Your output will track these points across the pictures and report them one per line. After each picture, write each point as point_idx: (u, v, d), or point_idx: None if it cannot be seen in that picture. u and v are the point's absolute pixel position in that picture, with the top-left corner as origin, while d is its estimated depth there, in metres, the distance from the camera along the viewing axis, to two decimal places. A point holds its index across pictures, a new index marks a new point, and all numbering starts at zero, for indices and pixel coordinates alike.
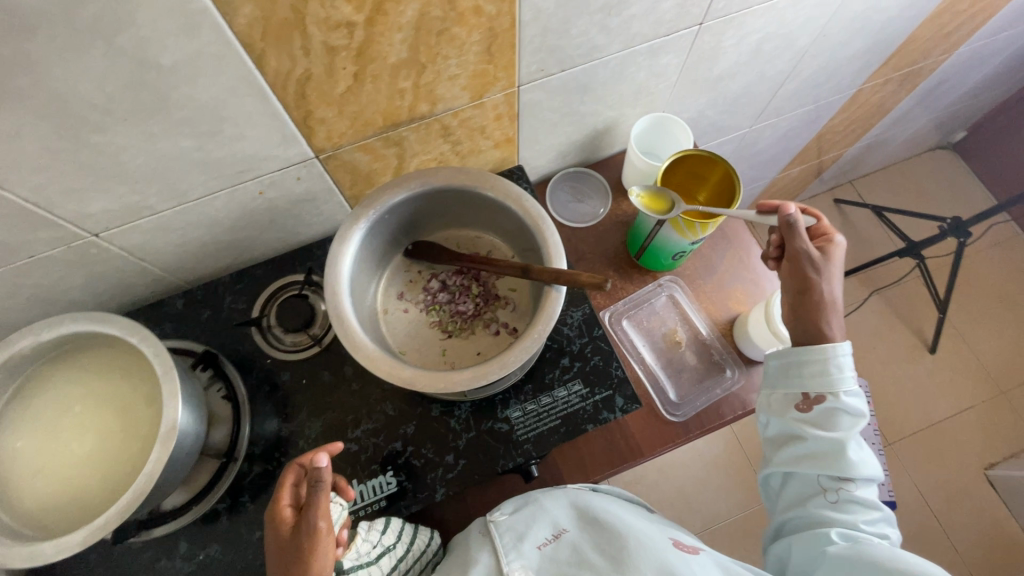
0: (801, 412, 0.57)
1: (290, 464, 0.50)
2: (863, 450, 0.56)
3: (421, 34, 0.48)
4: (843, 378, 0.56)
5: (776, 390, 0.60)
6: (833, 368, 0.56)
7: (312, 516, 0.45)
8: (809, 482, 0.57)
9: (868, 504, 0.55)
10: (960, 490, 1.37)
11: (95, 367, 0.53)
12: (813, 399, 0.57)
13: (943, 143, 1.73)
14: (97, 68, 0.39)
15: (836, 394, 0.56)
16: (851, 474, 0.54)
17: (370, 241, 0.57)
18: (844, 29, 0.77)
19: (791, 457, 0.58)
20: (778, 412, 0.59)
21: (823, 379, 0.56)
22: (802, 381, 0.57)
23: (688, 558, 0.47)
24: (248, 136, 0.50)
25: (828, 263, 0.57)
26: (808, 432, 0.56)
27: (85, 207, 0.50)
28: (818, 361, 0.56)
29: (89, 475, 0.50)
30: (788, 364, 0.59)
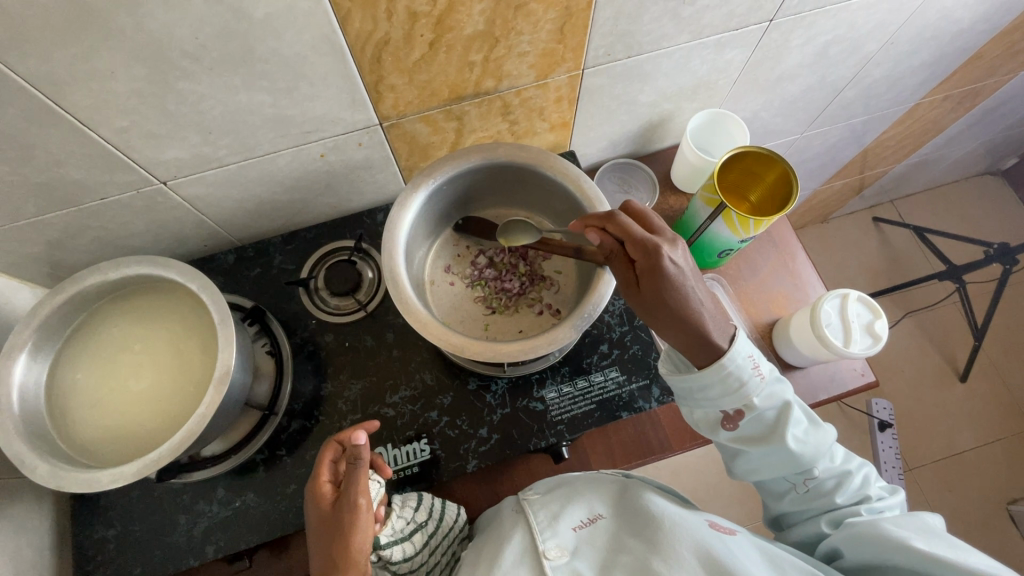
0: (731, 432, 0.53)
1: (327, 441, 0.51)
2: (807, 432, 0.52)
3: (500, 7, 0.48)
4: (747, 383, 0.51)
5: (694, 414, 0.54)
6: (734, 380, 0.50)
7: (351, 491, 0.47)
8: (776, 481, 0.55)
9: (838, 475, 0.52)
10: (978, 522, 1.34)
11: (157, 310, 0.56)
12: (734, 415, 0.52)
13: (992, 169, 1.69)
14: (194, 15, 0.40)
15: (749, 401, 0.51)
16: (807, 466, 0.52)
17: (426, 211, 0.59)
18: (913, 38, 0.75)
19: (747, 472, 0.55)
20: (708, 434, 0.55)
21: (732, 391, 0.51)
22: (717, 403, 0.52)
23: (726, 538, 0.47)
24: (320, 96, 0.51)
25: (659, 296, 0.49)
26: (746, 446, 0.53)
27: (159, 154, 0.52)
28: (716, 380, 0.50)
29: (145, 413, 0.52)
30: (688, 389, 0.53)
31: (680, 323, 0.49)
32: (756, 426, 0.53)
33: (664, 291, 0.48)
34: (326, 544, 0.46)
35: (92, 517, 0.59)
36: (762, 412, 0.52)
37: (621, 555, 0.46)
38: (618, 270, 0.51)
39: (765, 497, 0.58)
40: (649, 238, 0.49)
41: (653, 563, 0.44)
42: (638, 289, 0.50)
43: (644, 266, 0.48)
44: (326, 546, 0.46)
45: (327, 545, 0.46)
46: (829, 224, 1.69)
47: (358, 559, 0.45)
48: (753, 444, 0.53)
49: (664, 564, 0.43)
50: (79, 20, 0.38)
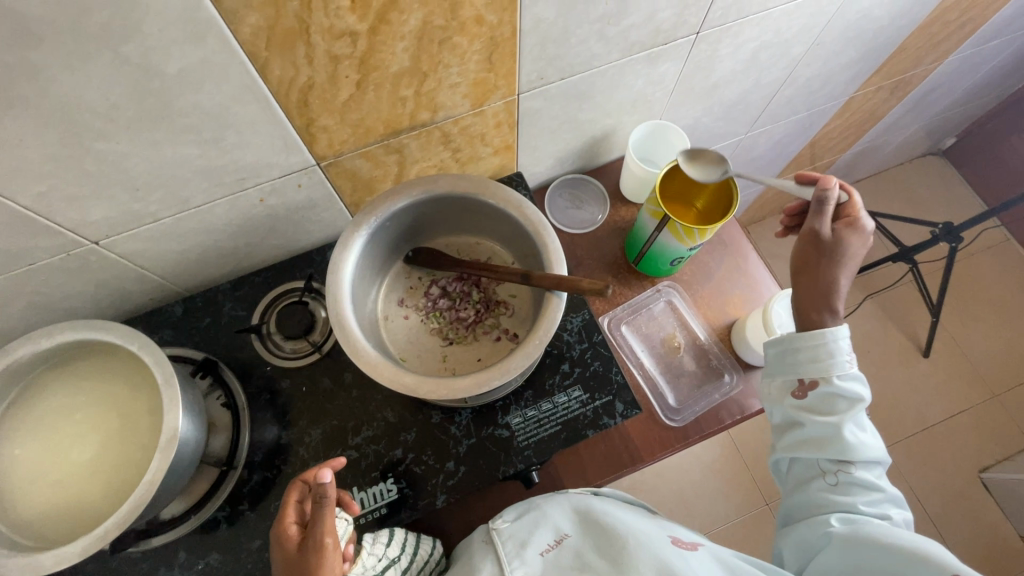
0: (797, 399, 0.57)
1: (292, 482, 0.51)
2: (863, 432, 0.55)
3: (423, 43, 0.48)
4: (837, 363, 0.55)
5: (773, 379, 0.59)
6: (825, 354, 0.55)
7: (316, 533, 0.45)
8: (809, 466, 0.56)
9: (871, 485, 0.53)
10: (954, 492, 1.38)
11: (99, 373, 0.53)
12: (809, 385, 0.56)
13: (934, 149, 1.76)
14: (103, 76, 0.39)
15: (829, 378, 0.55)
16: (847, 456, 0.54)
17: (372, 248, 0.58)
18: (837, 37, 0.78)
19: (790, 445, 0.57)
20: (776, 399, 0.59)
21: (817, 363, 0.56)
22: (797, 367, 0.57)
23: (687, 555, 0.47)
24: (250, 143, 0.50)
25: (837, 243, 0.57)
26: (803, 417, 0.56)
27: (86, 214, 0.50)
28: (810, 349, 0.56)
29: (90, 485, 0.49)
30: (783, 350, 0.58)
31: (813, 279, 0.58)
32: (823, 406, 0.55)
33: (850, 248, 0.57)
34: None
35: None
36: (836, 397, 0.55)
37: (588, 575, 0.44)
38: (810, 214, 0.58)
39: (789, 489, 0.59)
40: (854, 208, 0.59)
41: None
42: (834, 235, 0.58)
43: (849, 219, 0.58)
44: None
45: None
46: None
47: None
48: (813, 416, 0.55)
49: None
50: None
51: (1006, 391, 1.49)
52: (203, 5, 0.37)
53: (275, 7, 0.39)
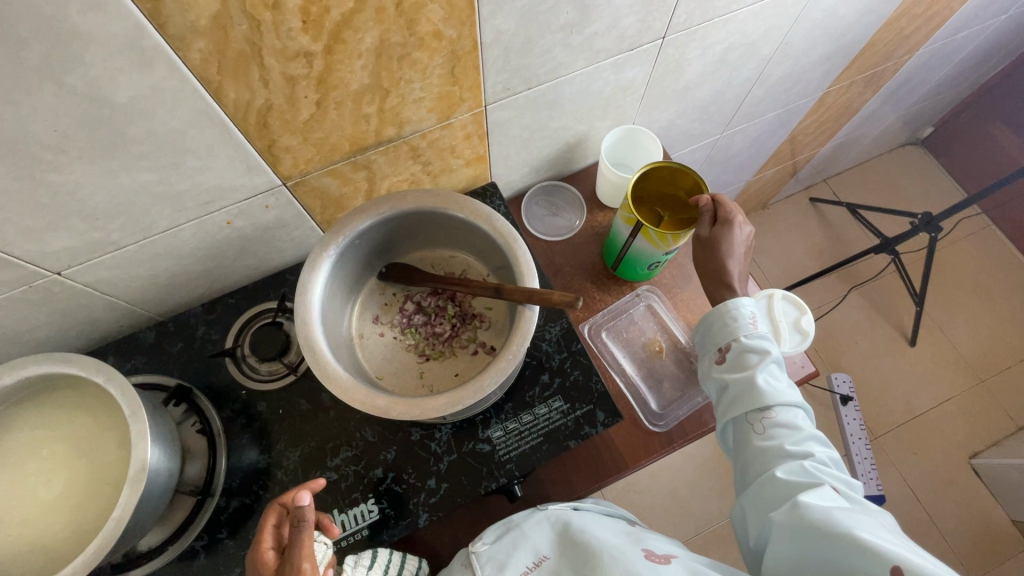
0: (719, 365, 0.59)
1: (270, 504, 0.50)
2: (778, 380, 0.56)
3: (383, 60, 0.48)
4: (741, 324, 0.59)
5: (702, 357, 0.62)
6: (730, 318, 0.60)
7: (293, 557, 0.44)
8: (741, 426, 0.56)
9: (795, 427, 0.53)
10: (945, 479, 1.39)
11: (64, 406, 0.52)
12: (725, 350, 0.60)
13: (912, 139, 1.78)
14: (49, 108, 0.38)
15: (737, 336, 0.58)
16: (766, 401, 0.54)
17: (342, 268, 0.57)
18: (806, 36, 0.78)
19: (723, 410, 0.58)
20: (705, 373, 0.61)
21: (726, 325, 0.60)
22: (714, 337, 0.61)
23: (659, 569, 0.47)
24: (211, 167, 0.50)
25: (715, 240, 0.61)
26: (725, 376, 0.58)
27: (45, 246, 0.49)
28: (719, 317, 0.60)
29: (58, 522, 0.48)
30: (705, 328, 0.62)
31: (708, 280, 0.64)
32: (740, 364, 0.58)
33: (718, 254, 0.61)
34: None
35: None
36: (748, 350, 0.57)
37: None
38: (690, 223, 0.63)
39: (736, 462, 0.57)
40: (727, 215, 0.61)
41: None
42: (712, 234, 0.61)
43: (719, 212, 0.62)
44: None
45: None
46: (770, 210, 1.74)
47: None
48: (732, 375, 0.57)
49: None
50: None
51: (992, 376, 1.51)
52: (147, 33, 0.36)
53: (223, 31, 0.39)
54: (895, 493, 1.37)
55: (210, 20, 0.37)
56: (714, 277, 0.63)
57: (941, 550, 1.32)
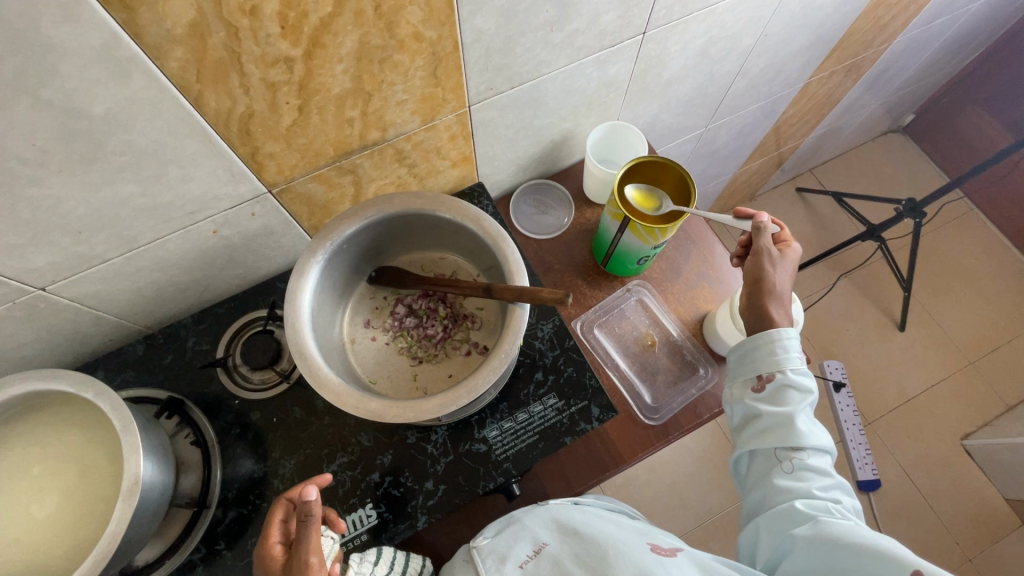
0: (755, 394, 0.58)
1: (277, 499, 0.50)
2: (811, 422, 0.57)
3: (364, 64, 0.48)
4: (789, 357, 0.57)
5: (733, 379, 0.60)
6: (778, 349, 0.57)
7: (301, 551, 0.44)
8: (767, 458, 0.56)
9: (823, 471, 0.54)
10: (938, 461, 1.41)
11: (50, 425, 0.51)
12: (766, 378, 0.57)
13: (894, 127, 1.80)
14: (26, 122, 0.37)
15: (782, 369, 0.56)
16: (801, 443, 0.54)
17: (331, 272, 0.57)
18: (785, 27, 0.79)
19: (750, 437, 0.57)
20: (737, 395, 0.59)
21: (771, 357, 0.57)
22: (754, 364, 0.58)
23: (665, 560, 0.47)
24: (194, 177, 0.49)
25: (782, 263, 0.60)
26: (762, 408, 0.57)
27: (27, 262, 0.48)
28: (764, 344, 0.57)
29: (52, 541, 0.48)
30: (743, 351, 0.60)
31: (762, 288, 0.58)
32: (779, 399, 0.56)
33: (780, 269, 0.59)
34: None
35: None
36: (790, 388, 0.56)
37: None
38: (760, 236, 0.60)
39: (750, 484, 0.58)
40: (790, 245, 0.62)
41: None
42: (782, 257, 0.60)
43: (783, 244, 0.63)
44: None
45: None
46: (758, 201, 1.75)
47: None
48: (769, 409, 0.56)
49: None
50: None
51: (981, 358, 1.53)
52: (123, 42, 0.36)
53: (200, 38, 0.38)
54: (890, 477, 1.39)
55: (186, 28, 0.37)
56: (769, 290, 0.58)
57: (938, 531, 1.33)
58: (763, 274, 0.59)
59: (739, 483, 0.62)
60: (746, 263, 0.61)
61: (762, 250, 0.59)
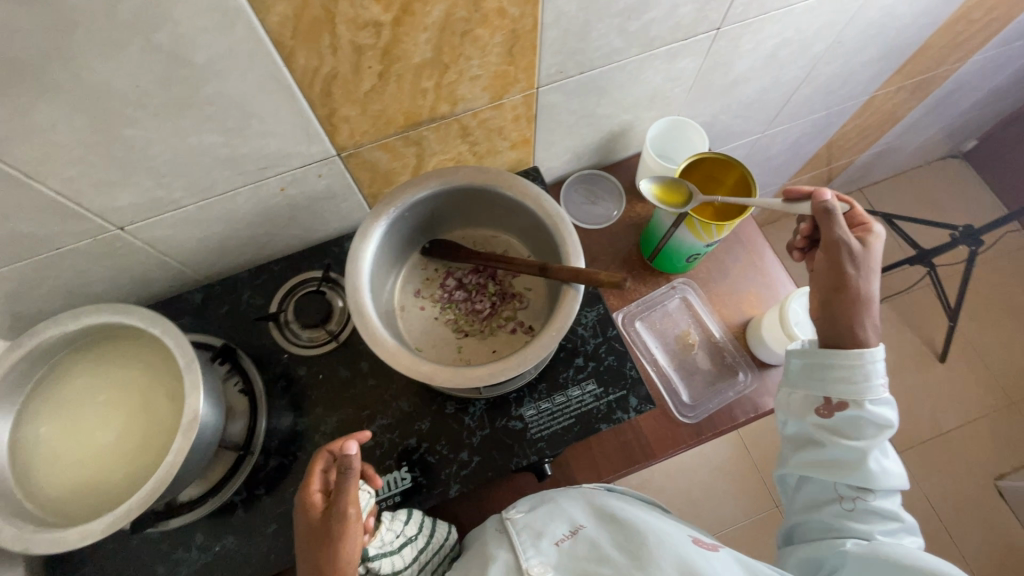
0: (823, 418, 0.56)
1: (319, 450, 0.50)
2: (884, 459, 0.55)
3: (446, 35, 0.49)
4: (870, 387, 0.54)
5: (797, 394, 0.58)
6: (859, 376, 0.54)
7: (340, 502, 0.46)
8: (825, 487, 0.57)
9: (888, 513, 0.54)
10: (968, 499, 1.36)
11: (118, 357, 0.54)
12: (837, 405, 0.55)
13: (954, 152, 1.73)
14: (134, 64, 0.40)
15: (859, 399, 0.54)
16: (867, 484, 0.54)
17: (390, 238, 0.58)
18: (860, 35, 0.77)
19: (810, 463, 0.57)
20: (801, 414, 0.58)
21: (849, 384, 0.54)
22: (826, 386, 0.56)
23: (708, 554, 0.48)
24: (273, 133, 0.51)
25: (866, 257, 0.54)
26: (829, 438, 0.55)
27: (112, 200, 0.51)
28: (843, 366, 0.54)
29: (112, 466, 0.51)
30: (811, 368, 0.57)
31: (847, 295, 0.54)
32: (850, 428, 0.55)
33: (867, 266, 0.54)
34: (316, 551, 0.46)
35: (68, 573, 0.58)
36: (865, 420, 0.54)
37: (603, 566, 0.46)
38: (830, 229, 0.54)
39: (800, 504, 0.59)
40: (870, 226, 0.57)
41: None
42: (863, 250, 0.55)
43: (864, 231, 0.56)
44: (316, 553, 0.46)
45: (316, 552, 0.45)
46: None
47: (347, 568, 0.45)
48: (836, 440, 0.55)
49: None
50: (14, 77, 0.37)
51: None
52: None
53: None
54: (915, 509, 1.35)
55: None
56: (856, 298, 0.54)
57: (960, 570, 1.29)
58: (840, 275, 0.54)
59: (785, 495, 0.63)
60: (822, 262, 0.56)
61: (840, 248, 0.54)
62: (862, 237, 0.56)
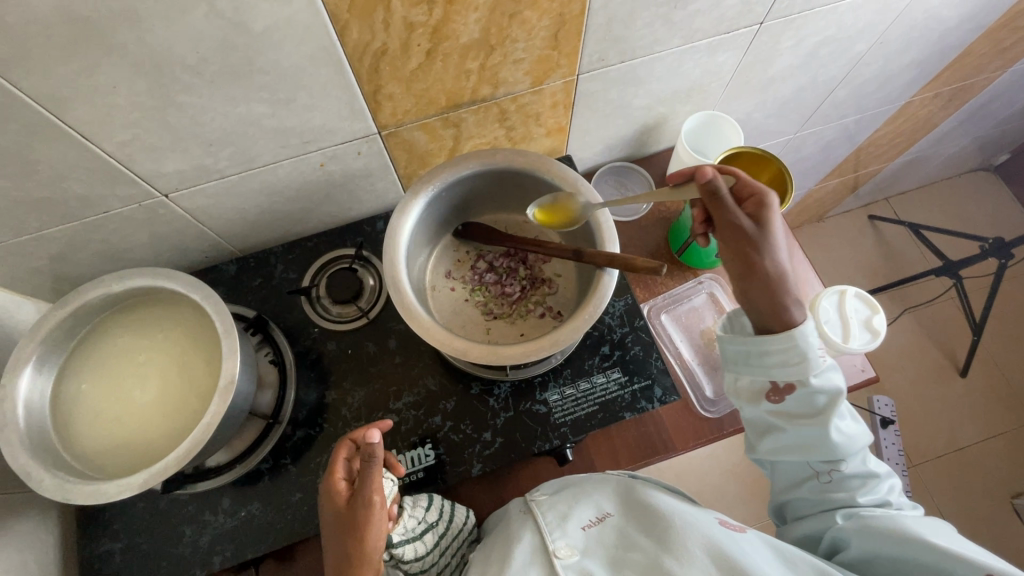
0: (773, 403, 0.54)
1: (342, 438, 0.50)
2: (846, 424, 0.54)
3: (495, 16, 0.49)
4: (811, 361, 0.52)
5: (740, 381, 0.56)
6: (797, 355, 0.51)
7: (366, 490, 0.46)
8: (800, 465, 0.56)
9: (864, 474, 0.54)
10: (984, 517, 1.34)
11: (159, 320, 0.56)
12: (784, 388, 0.53)
13: (985, 165, 1.70)
14: (196, 30, 0.41)
15: (804, 377, 0.52)
16: (837, 455, 0.53)
17: (426, 218, 0.59)
18: (902, 36, 0.76)
19: (776, 448, 0.56)
20: (751, 403, 0.56)
21: (790, 364, 0.52)
22: (767, 371, 0.53)
23: (735, 535, 0.48)
24: (320, 107, 0.52)
25: (757, 233, 0.51)
26: (787, 420, 0.54)
27: (160, 166, 0.52)
28: (779, 348, 0.52)
29: (149, 425, 0.52)
30: (747, 354, 0.54)
31: (758, 275, 0.51)
32: (802, 404, 0.53)
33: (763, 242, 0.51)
34: (342, 538, 0.46)
35: (99, 529, 0.59)
36: (815, 394, 0.52)
37: (630, 553, 0.48)
38: (726, 207, 0.52)
39: (780, 482, 0.59)
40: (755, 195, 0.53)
41: (664, 561, 0.45)
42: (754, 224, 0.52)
43: (757, 200, 0.52)
44: (342, 540, 0.46)
45: (342, 539, 0.46)
46: (825, 223, 1.70)
47: (374, 553, 0.46)
48: (795, 422, 0.53)
49: (675, 562, 0.45)
50: (83, 36, 0.38)
51: None
52: None
53: None
54: None
55: None
56: (767, 279, 0.51)
57: None
58: (742, 256, 0.52)
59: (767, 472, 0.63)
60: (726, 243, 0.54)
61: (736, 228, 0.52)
62: (755, 208, 0.52)
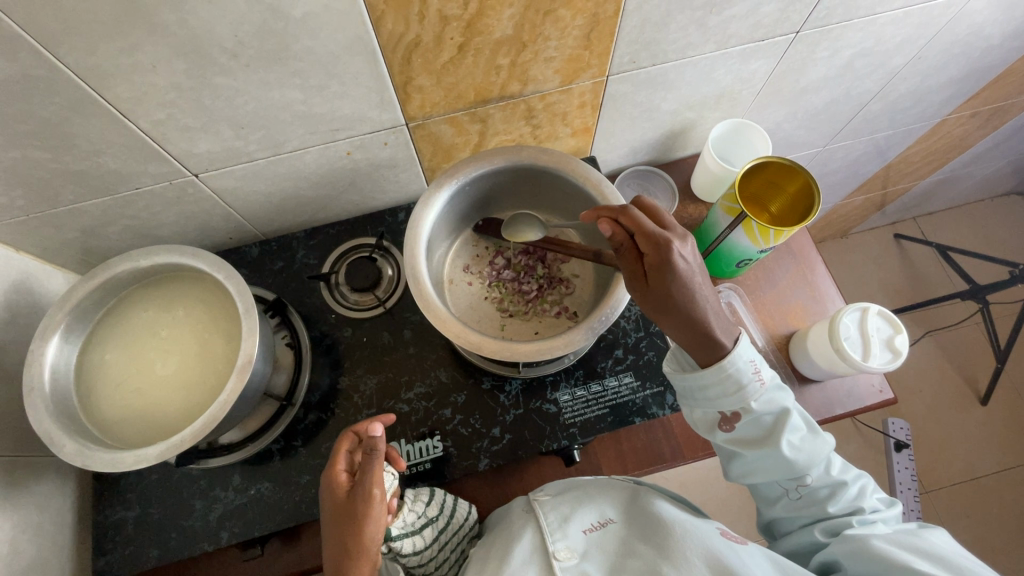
0: (726, 434, 0.53)
1: (344, 431, 0.50)
2: (800, 440, 0.52)
3: (529, 13, 0.49)
4: (748, 386, 0.50)
5: (694, 413, 0.54)
6: (733, 383, 0.50)
7: (367, 482, 0.46)
8: (771, 484, 0.55)
9: (832, 483, 0.52)
10: (998, 548, 1.30)
11: (183, 297, 0.57)
12: (732, 417, 0.52)
13: (1019, 189, 1.66)
14: (235, 14, 0.41)
15: (746, 404, 0.51)
16: (799, 472, 0.52)
17: (448, 211, 0.60)
18: (942, 52, 0.75)
19: (743, 475, 0.55)
20: (706, 433, 0.55)
21: (731, 393, 0.51)
22: (713, 403, 0.52)
23: (736, 548, 0.47)
24: (350, 95, 0.53)
25: (658, 290, 0.48)
26: (743, 448, 0.53)
27: (193, 146, 0.53)
28: (717, 380, 0.50)
29: (168, 398, 0.53)
30: (690, 388, 0.53)
31: (666, 324, 0.50)
32: (753, 429, 0.52)
33: (669, 295, 0.48)
34: (339, 531, 0.46)
35: (114, 496, 0.61)
36: (759, 416, 0.51)
37: (630, 559, 0.47)
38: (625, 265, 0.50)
39: (760, 499, 0.57)
40: (656, 247, 0.47)
41: (663, 568, 0.44)
42: (648, 287, 0.49)
43: (652, 260, 0.47)
44: (340, 532, 0.46)
45: (339, 534, 0.46)
46: (849, 239, 1.66)
47: (371, 546, 0.46)
48: (750, 447, 0.52)
49: (673, 570, 0.44)
50: (127, 13, 0.39)
51: None
52: None
53: None
54: None
55: None
56: (676, 328, 0.50)
57: None
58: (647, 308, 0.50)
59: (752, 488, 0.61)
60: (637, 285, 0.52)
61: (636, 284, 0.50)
62: (652, 268, 0.48)
